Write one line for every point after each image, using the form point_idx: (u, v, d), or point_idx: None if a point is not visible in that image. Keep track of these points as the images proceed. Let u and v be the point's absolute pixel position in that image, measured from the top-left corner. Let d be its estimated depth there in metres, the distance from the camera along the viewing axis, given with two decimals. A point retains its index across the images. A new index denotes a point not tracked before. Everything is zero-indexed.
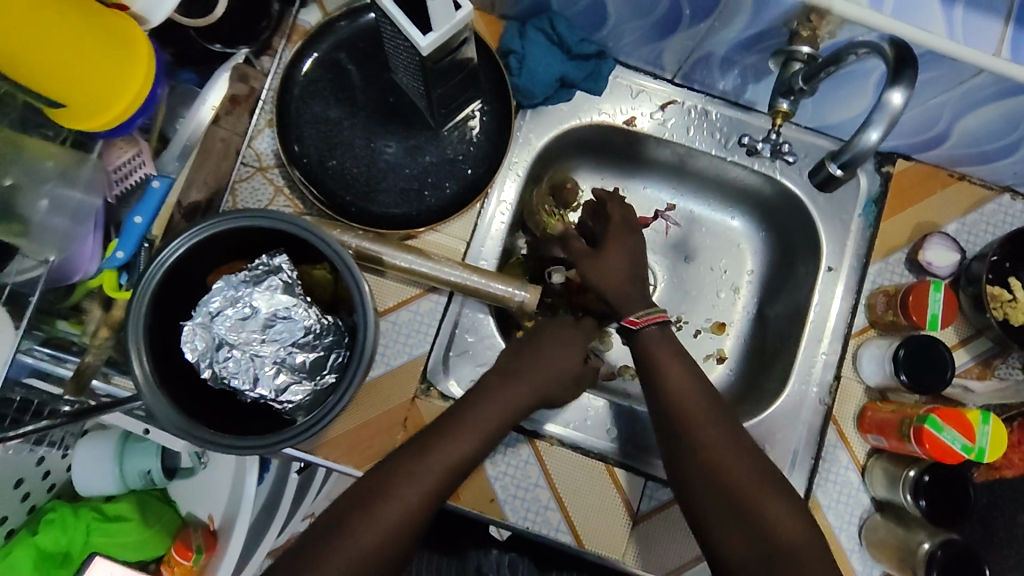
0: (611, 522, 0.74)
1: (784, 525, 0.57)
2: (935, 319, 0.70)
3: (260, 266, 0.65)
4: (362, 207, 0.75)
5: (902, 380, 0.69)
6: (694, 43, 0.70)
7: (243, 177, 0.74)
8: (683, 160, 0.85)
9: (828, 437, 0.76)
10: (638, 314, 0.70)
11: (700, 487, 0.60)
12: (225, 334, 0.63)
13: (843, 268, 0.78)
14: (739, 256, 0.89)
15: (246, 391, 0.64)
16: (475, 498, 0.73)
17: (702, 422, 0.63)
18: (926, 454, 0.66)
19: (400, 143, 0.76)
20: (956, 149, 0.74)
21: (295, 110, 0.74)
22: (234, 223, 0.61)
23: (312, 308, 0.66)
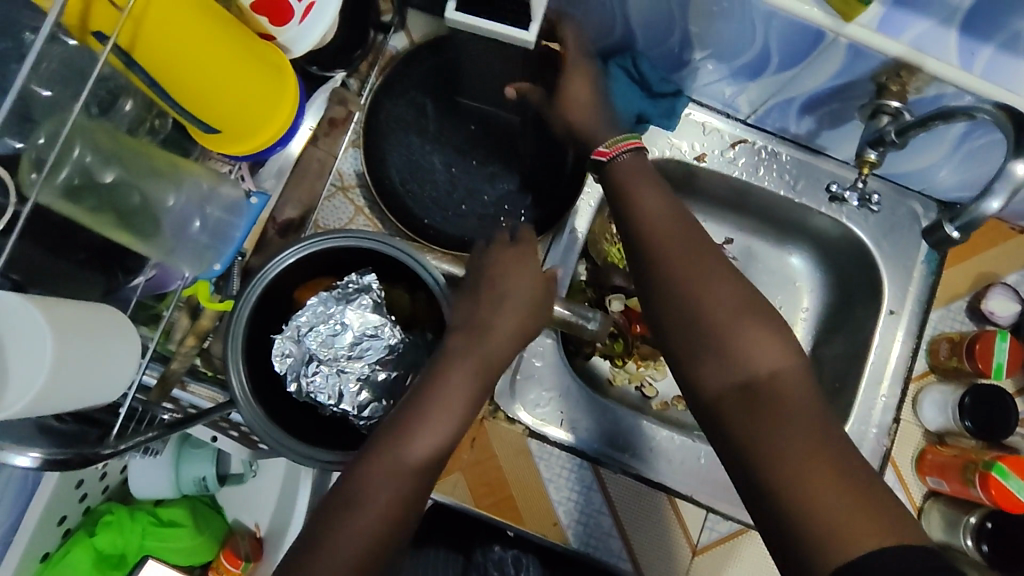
0: (671, 553, 0.75)
1: (768, 357, 0.52)
2: (1000, 368, 0.72)
3: (351, 284, 0.67)
4: (440, 230, 0.76)
5: (967, 427, 0.71)
6: (778, 89, 0.72)
7: (327, 196, 0.76)
8: (748, 198, 0.87)
9: (887, 478, 0.77)
10: (608, 145, 0.65)
11: (678, 324, 0.55)
12: (314, 350, 0.65)
13: (904, 312, 0.79)
14: (794, 294, 0.91)
15: (330, 407, 0.65)
16: (539, 521, 0.75)
17: (674, 240, 0.58)
18: (990, 500, 0.67)
19: (479, 169, 0.78)
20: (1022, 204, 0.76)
21: (380, 133, 0.76)
22: (335, 241, 0.64)
23: (398, 328, 0.68)
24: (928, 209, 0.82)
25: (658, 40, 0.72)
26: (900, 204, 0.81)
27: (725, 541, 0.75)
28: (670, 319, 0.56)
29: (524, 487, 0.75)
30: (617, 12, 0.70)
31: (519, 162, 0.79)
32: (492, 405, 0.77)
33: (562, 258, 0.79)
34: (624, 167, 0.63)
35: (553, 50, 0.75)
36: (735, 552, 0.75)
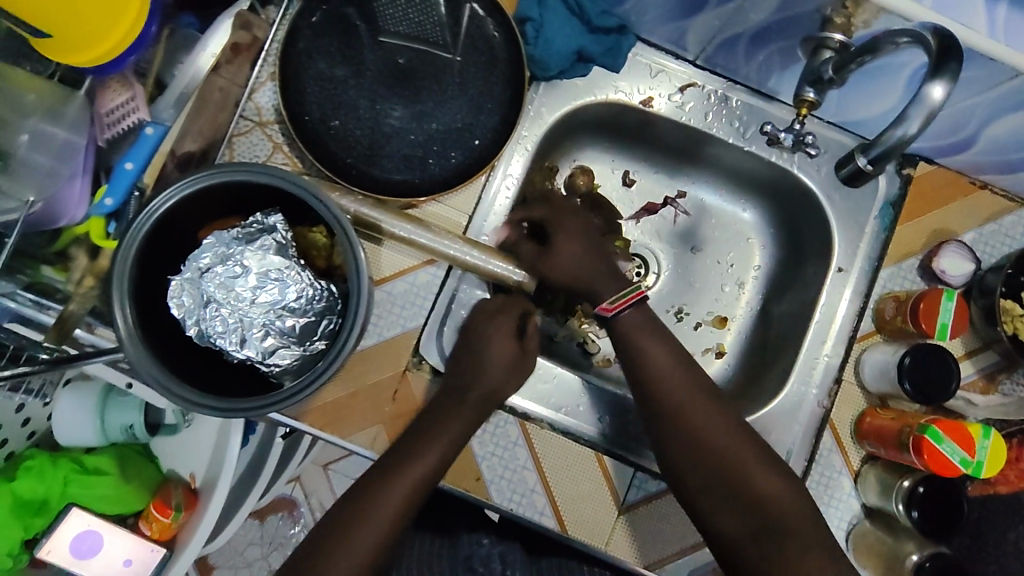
0: (596, 511, 0.73)
1: (778, 497, 0.61)
2: (944, 328, 0.68)
3: (254, 224, 0.63)
4: (363, 170, 0.72)
5: (905, 389, 0.68)
6: (722, 25, 0.67)
7: (241, 131, 0.71)
8: (699, 147, 0.82)
9: (824, 440, 0.74)
10: (609, 301, 0.69)
11: (686, 463, 0.64)
12: (213, 292, 0.62)
13: (853, 269, 0.76)
14: (747, 250, 0.87)
15: (233, 352, 0.62)
16: (461, 477, 0.72)
17: (683, 390, 0.66)
18: (924, 466, 0.64)
19: (405, 108, 0.72)
20: (981, 156, 0.72)
21: (297, 65, 0.71)
22: (230, 178, 0.59)
23: (304, 272, 0.64)
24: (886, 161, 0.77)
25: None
26: None
27: (651, 499, 0.73)
28: (686, 469, 0.64)
29: None
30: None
31: (450, 100, 0.73)
32: (417, 356, 0.74)
33: (493, 206, 0.76)
34: (628, 325, 0.69)
35: None
36: (659, 509, 0.74)
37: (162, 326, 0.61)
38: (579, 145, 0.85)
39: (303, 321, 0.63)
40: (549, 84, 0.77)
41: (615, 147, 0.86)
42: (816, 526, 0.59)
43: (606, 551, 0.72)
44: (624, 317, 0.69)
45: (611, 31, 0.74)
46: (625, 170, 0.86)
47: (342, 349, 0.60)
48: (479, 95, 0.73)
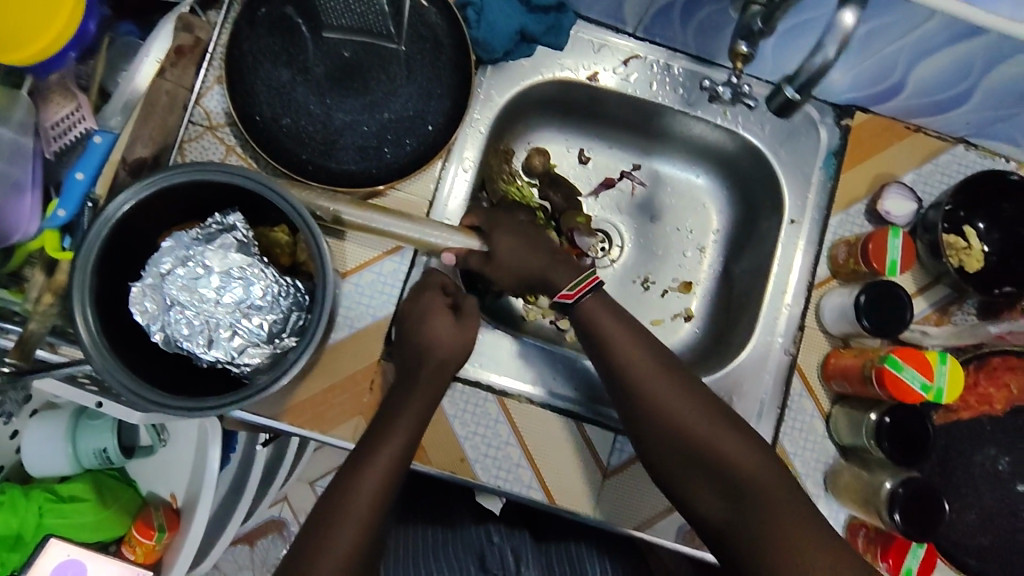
0: (581, 476, 0.74)
1: (749, 466, 0.62)
2: (894, 264, 0.72)
3: (214, 224, 0.64)
4: (319, 165, 0.72)
5: (864, 326, 0.70)
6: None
7: (192, 136, 0.71)
8: (649, 118, 0.84)
9: (794, 386, 0.76)
10: (570, 286, 0.70)
11: (664, 452, 0.65)
12: (176, 295, 0.61)
13: (805, 220, 0.78)
14: (705, 215, 0.89)
15: (201, 354, 0.62)
16: (446, 459, 0.72)
17: (648, 372, 0.66)
18: (887, 395, 0.67)
19: (355, 100, 0.73)
20: (912, 100, 0.76)
21: (242, 66, 0.71)
22: (183, 178, 0.59)
23: (268, 268, 0.64)
24: (824, 114, 0.80)
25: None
26: None
27: (634, 462, 0.75)
28: (664, 453, 0.65)
29: (431, 427, 0.72)
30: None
31: (399, 89, 0.74)
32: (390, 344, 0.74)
33: (452, 191, 0.77)
34: (587, 311, 0.70)
35: None
36: (642, 470, 0.75)
37: (125, 333, 0.61)
38: (532, 126, 0.87)
39: (271, 320, 0.63)
40: (497, 67, 0.78)
41: (567, 125, 0.88)
42: (788, 487, 0.61)
43: (594, 517, 0.73)
44: (587, 299, 0.70)
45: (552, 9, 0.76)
46: (579, 148, 0.88)
47: (310, 339, 0.60)
48: (428, 81, 0.74)
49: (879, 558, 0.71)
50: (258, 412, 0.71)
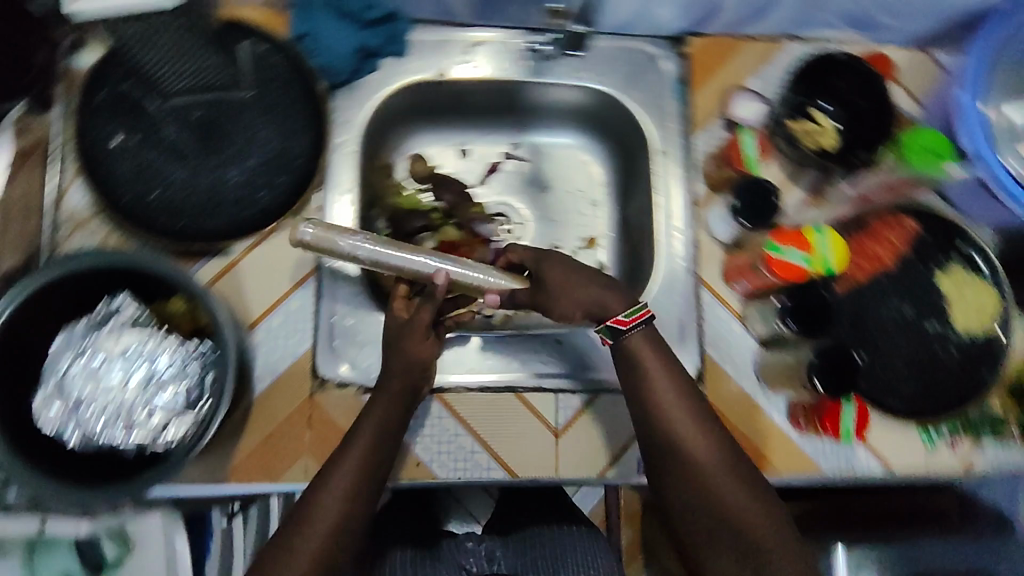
0: (534, 442, 0.75)
1: (752, 516, 0.63)
2: (751, 159, 0.81)
3: (103, 311, 0.64)
4: (199, 228, 0.73)
5: (745, 225, 0.79)
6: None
7: (63, 238, 0.71)
8: (506, 96, 0.88)
9: (704, 300, 0.80)
10: (627, 314, 0.68)
11: (682, 496, 0.64)
12: (81, 388, 0.62)
13: (673, 148, 0.83)
14: (589, 172, 0.93)
15: (124, 439, 0.62)
16: (402, 469, 0.73)
17: (682, 419, 0.65)
18: (777, 278, 0.76)
19: (218, 154, 0.74)
20: (732, 14, 0.82)
21: (96, 157, 0.72)
22: (56, 273, 0.59)
23: (168, 337, 0.65)
24: (660, 48, 0.85)
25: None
26: (635, 50, 0.85)
27: (580, 414, 0.76)
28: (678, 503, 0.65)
29: None
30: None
31: (255, 132, 0.75)
32: (317, 378, 0.74)
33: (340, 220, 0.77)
34: (636, 345, 0.68)
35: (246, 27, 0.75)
36: (592, 417, 0.76)
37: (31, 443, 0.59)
38: (403, 137, 0.89)
39: (183, 390, 0.64)
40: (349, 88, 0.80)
41: (436, 126, 0.90)
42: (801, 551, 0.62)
43: (558, 474, 0.75)
44: (643, 329, 0.68)
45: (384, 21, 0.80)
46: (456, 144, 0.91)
47: (224, 394, 0.61)
48: (281, 118, 0.76)
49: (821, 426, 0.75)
50: (197, 478, 0.70)
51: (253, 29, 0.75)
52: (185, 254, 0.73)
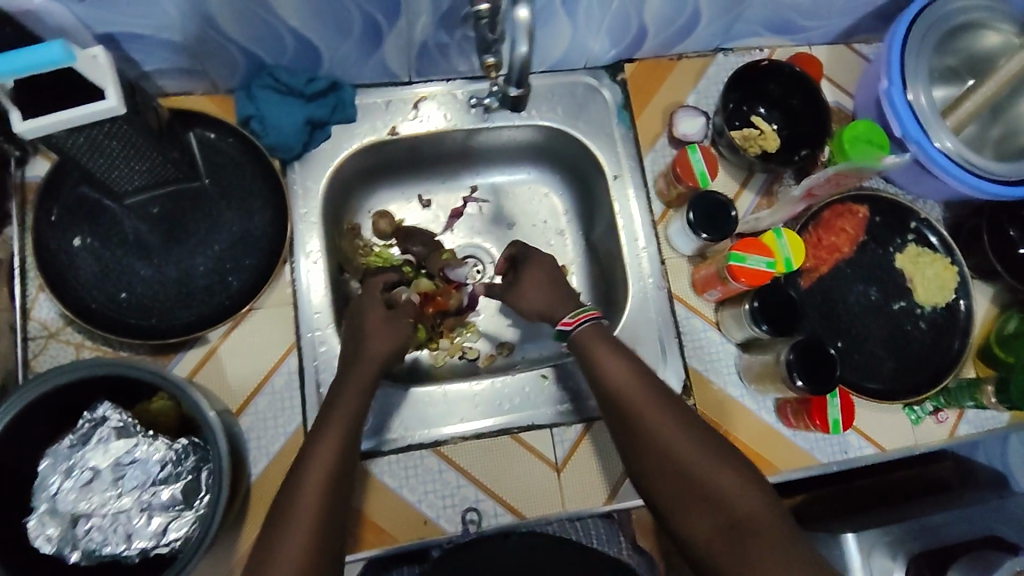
0: (539, 485, 0.80)
1: (739, 496, 0.64)
2: (789, 260, 0.78)
3: (86, 421, 0.67)
4: (241, 275, 0.80)
5: (801, 386, 0.74)
6: (404, 39, 0.81)
7: (106, 299, 0.77)
8: (745, 96, 0.91)
9: (726, 317, 0.85)
10: (570, 316, 0.79)
11: (670, 488, 0.67)
12: (75, 508, 0.65)
13: (624, 172, 0.92)
14: (925, 58, 0.85)
15: (124, 552, 0.65)
16: (410, 529, 0.77)
17: (665, 429, 0.69)
18: (807, 412, 0.78)
19: (238, 207, 0.82)
20: (810, 14, 0.90)
21: (127, 219, 0.79)
22: (85, 370, 0.63)
23: (157, 440, 0.68)
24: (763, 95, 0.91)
25: (276, 47, 0.79)
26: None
27: (576, 447, 0.81)
28: (662, 482, 0.68)
29: (393, 515, 0.77)
30: (213, 36, 0.75)
31: (252, 192, 0.82)
32: None
33: None
34: (586, 338, 0.76)
35: (209, 105, 0.85)
36: (587, 448, 0.82)
37: (39, 572, 0.62)
38: None
39: (183, 483, 0.67)
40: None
41: (752, 103, 0.91)
42: (780, 531, 0.62)
43: (563, 509, 0.80)
44: (581, 330, 0.77)
45: (326, 92, 0.86)
46: (848, 89, 0.97)
47: (217, 499, 0.63)
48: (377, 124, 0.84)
49: (808, 421, 0.79)
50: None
51: (205, 119, 0.81)
52: (161, 352, 0.78)
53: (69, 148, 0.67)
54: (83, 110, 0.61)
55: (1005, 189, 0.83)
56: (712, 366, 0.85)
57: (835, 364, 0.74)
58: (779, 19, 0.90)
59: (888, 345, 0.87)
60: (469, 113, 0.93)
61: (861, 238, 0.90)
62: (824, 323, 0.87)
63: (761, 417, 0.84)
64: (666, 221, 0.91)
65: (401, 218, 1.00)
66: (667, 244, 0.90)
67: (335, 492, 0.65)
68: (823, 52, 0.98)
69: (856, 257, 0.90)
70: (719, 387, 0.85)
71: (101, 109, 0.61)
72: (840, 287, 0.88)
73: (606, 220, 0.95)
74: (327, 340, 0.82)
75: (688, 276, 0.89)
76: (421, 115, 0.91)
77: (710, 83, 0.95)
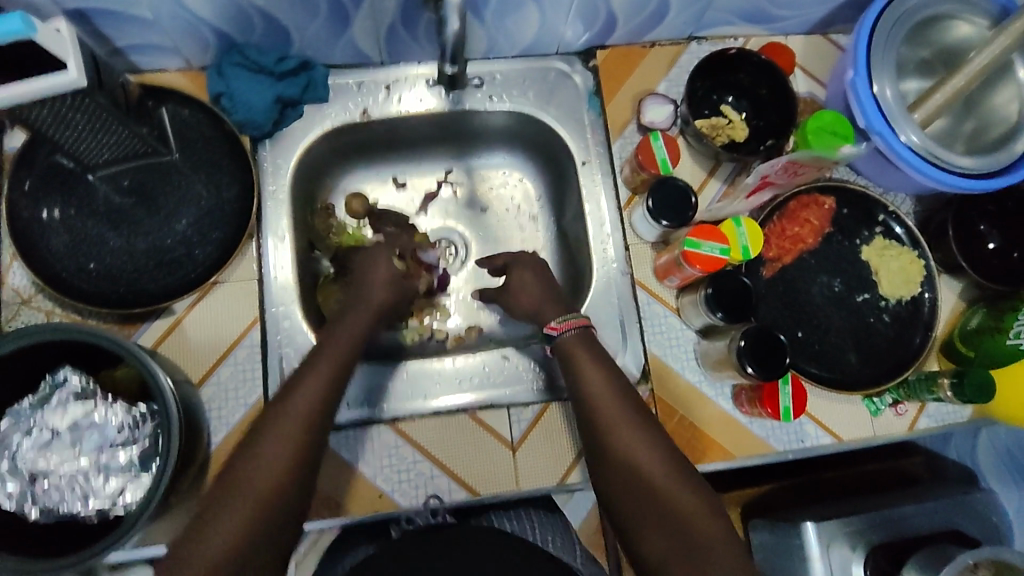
0: (494, 463, 0.81)
1: (699, 516, 0.63)
2: (746, 248, 0.78)
3: (46, 384, 0.69)
4: (208, 250, 0.82)
5: (751, 372, 0.74)
6: (373, 20, 0.82)
7: (76, 269, 0.79)
8: (715, 84, 0.92)
9: (686, 304, 0.85)
10: (558, 321, 0.79)
11: (631, 503, 0.66)
12: (34, 467, 0.67)
13: (593, 158, 0.92)
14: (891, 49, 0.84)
15: (80, 511, 0.67)
16: (364, 502, 0.79)
17: (637, 445, 0.68)
18: (761, 399, 0.78)
19: (206, 183, 0.83)
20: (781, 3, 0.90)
21: (97, 192, 0.81)
22: (43, 335, 0.65)
23: (115, 405, 0.70)
24: (733, 83, 0.92)
25: (246, 25, 0.80)
26: None
27: (532, 427, 0.83)
28: (624, 497, 0.67)
29: (349, 487, 0.79)
30: (182, 13, 0.76)
31: (221, 168, 0.84)
32: None
33: None
34: (570, 345, 0.77)
35: (183, 81, 0.87)
36: (543, 428, 0.83)
37: None
38: None
39: (140, 447, 0.69)
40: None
41: (722, 90, 0.92)
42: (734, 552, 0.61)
43: (518, 487, 0.81)
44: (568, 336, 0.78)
45: (297, 72, 0.88)
46: (821, 80, 0.96)
47: (167, 462, 0.65)
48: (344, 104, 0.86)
49: (761, 408, 0.79)
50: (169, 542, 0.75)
51: (177, 95, 0.83)
52: (127, 322, 0.80)
53: (35, 120, 0.69)
54: (47, 82, 0.63)
55: (968, 182, 0.83)
56: (670, 352, 0.86)
57: (784, 350, 0.75)
58: (750, 8, 0.90)
59: (849, 336, 0.88)
60: (441, 96, 0.94)
61: (826, 229, 0.90)
62: (786, 313, 0.87)
63: (718, 404, 0.84)
64: (631, 208, 0.91)
65: (375, 199, 1.02)
66: (631, 231, 0.90)
67: (301, 476, 0.61)
68: (798, 42, 0.98)
69: (821, 248, 0.90)
70: (677, 373, 0.85)
71: (63, 81, 0.63)
72: (803, 278, 0.89)
73: (574, 206, 0.96)
74: (291, 315, 0.84)
75: (651, 262, 0.89)
76: (392, 97, 0.93)
77: (682, 71, 0.95)
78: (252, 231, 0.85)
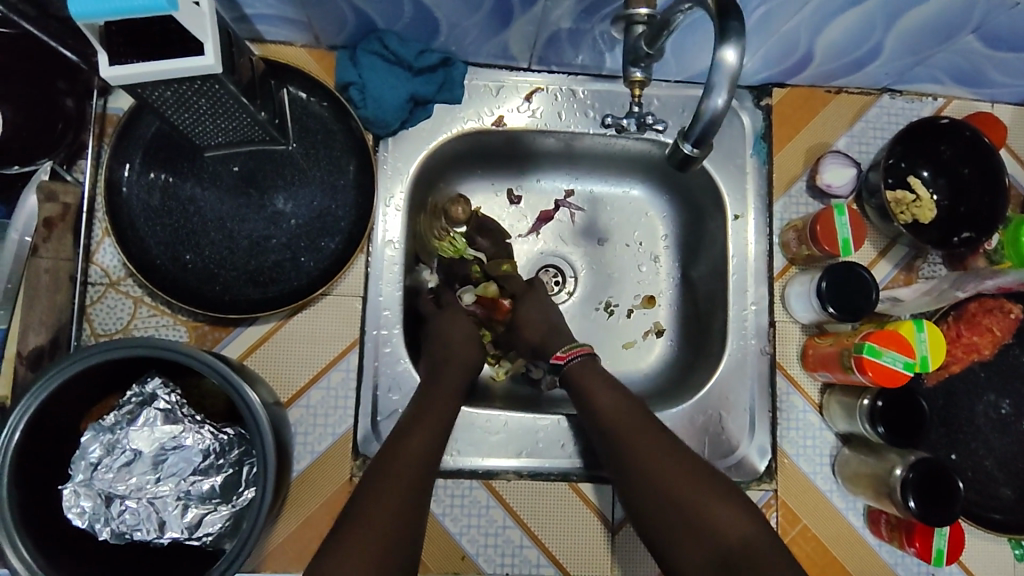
0: (589, 542, 0.75)
1: (737, 532, 0.59)
2: (924, 359, 0.67)
3: (134, 397, 0.64)
4: (313, 257, 0.73)
5: (912, 508, 0.66)
6: (535, 25, 0.71)
7: (171, 257, 0.72)
8: (908, 151, 0.78)
9: (835, 405, 0.76)
10: (563, 349, 0.76)
11: (656, 513, 0.63)
12: (111, 488, 0.61)
13: (749, 214, 0.80)
14: None
15: (155, 539, 0.61)
16: (448, 562, 0.74)
17: (651, 455, 0.65)
18: (910, 533, 0.70)
19: (319, 181, 0.74)
20: (1010, 71, 0.75)
21: (203, 175, 0.73)
22: (133, 350, 0.58)
23: (203, 428, 0.64)
24: (931, 154, 0.78)
25: (391, 12, 0.69)
26: None
27: None
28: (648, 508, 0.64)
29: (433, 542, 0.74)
30: None
31: (338, 167, 0.75)
32: (359, 456, 0.74)
33: None
34: (575, 371, 0.73)
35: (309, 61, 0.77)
36: None
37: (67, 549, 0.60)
38: None
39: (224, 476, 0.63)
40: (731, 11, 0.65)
41: (915, 161, 0.78)
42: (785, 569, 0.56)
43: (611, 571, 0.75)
44: (577, 363, 0.74)
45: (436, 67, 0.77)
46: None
47: (260, 502, 0.58)
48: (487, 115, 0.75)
49: (905, 542, 0.71)
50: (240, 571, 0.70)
51: (303, 78, 0.73)
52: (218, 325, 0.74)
53: (155, 100, 0.60)
54: (177, 65, 0.53)
55: None
56: (805, 453, 0.77)
57: (956, 486, 0.66)
58: (972, 70, 0.76)
59: (1008, 468, 0.77)
60: (587, 115, 0.82)
61: (1006, 341, 0.78)
62: (941, 430, 0.77)
63: (848, 519, 0.76)
64: (785, 278, 0.81)
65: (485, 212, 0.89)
66: (782, 307, 0.80)
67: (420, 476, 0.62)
68: (1008, 113, 0.83)
69: (994, 362, 0.78)
70: (808, 477, 0.77)
71: (197, 65, 0.54)
72: (967, 392, 0.77)
73: (711, 260, 0.85)
74: (392, 341, 0.75)
75: (798, 344, 0.79)
76: (533, 108, 0.81)
77: (867, 127, 0.82)
78: (364, 241, 0.76)
